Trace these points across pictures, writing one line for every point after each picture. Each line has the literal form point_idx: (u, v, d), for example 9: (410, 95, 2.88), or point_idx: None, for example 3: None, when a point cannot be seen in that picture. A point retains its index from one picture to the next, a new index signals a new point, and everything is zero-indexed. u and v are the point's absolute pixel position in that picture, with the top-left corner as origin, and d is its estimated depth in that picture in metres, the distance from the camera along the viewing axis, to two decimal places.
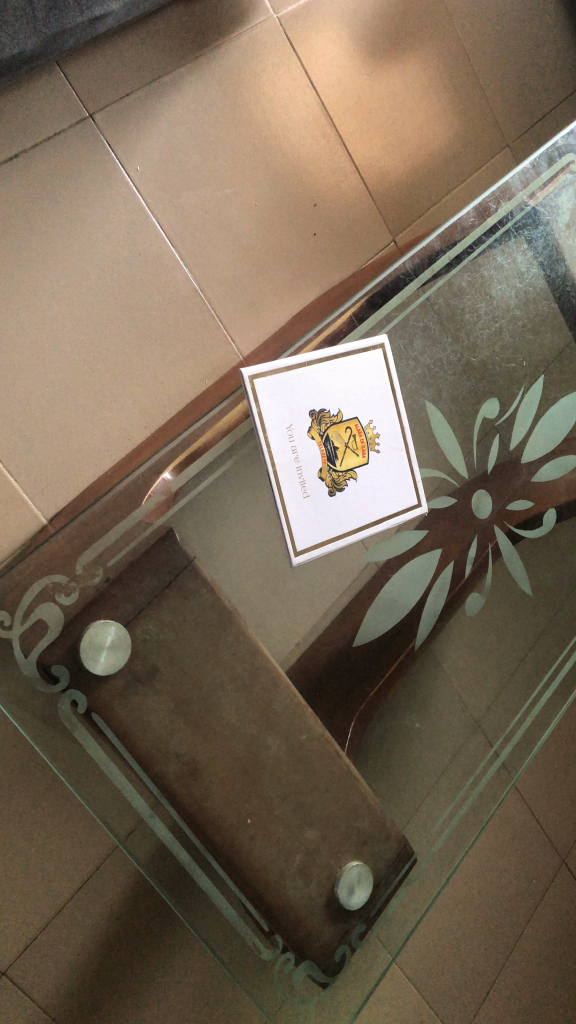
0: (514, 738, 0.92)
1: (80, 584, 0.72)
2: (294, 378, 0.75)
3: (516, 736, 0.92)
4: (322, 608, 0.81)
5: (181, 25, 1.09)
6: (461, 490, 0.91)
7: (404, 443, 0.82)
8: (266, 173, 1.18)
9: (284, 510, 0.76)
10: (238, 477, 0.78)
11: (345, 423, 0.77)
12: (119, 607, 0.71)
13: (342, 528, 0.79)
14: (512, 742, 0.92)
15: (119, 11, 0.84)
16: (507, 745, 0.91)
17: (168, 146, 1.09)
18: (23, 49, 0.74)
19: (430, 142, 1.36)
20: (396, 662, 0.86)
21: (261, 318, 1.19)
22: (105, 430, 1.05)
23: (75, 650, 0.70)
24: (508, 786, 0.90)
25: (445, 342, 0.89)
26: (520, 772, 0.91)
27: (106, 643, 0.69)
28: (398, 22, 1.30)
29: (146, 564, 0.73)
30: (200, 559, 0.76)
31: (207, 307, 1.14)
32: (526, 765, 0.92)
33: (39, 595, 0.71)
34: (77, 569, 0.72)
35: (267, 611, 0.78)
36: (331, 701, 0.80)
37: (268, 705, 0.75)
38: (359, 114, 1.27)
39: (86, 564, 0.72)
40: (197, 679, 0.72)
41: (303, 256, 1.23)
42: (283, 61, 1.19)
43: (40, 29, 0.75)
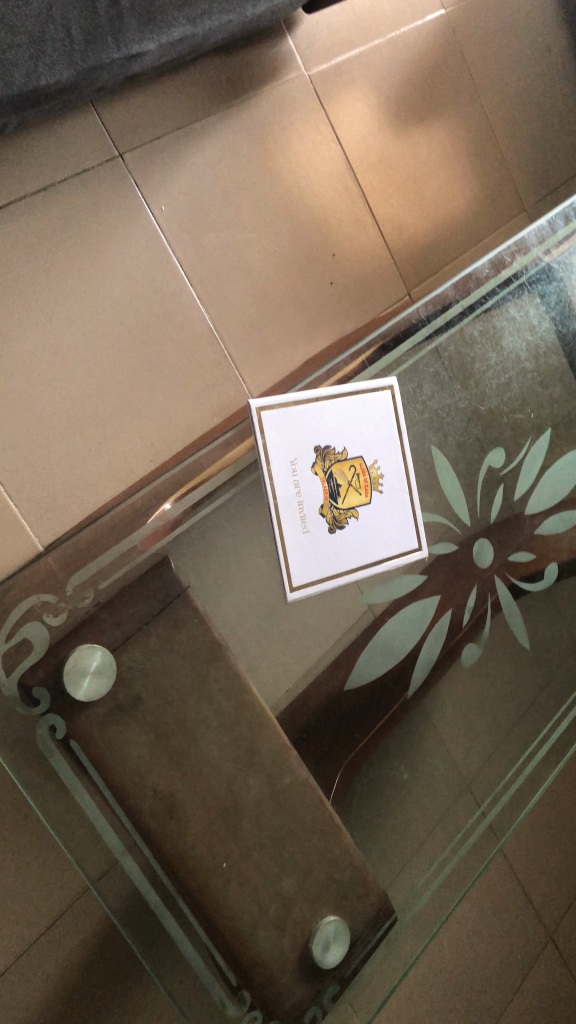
0: (501, 800, 0.89)
1: (69, 607, 0.71)
2: (300, 412, 0.74)
3: (504, 799, 0.89)
4: (315, 647, 0.80)
5: (215, 76, 1.12)
6: (463, 539, 0.90)
7: (407, 486, 0.82)
8: (287, 221, 1.20)
9: (283, 544, 0.74)
10: (238, 509, 0.76)
11: (350, 461, 0.77)
12: (107, 632, 0.70)
13: (340, 568, 0.77)
14: (500, 804, 0.89)
15: (157, 53, 0.84)
16: (494, 807, 0.88)
17: (193, 188, 1.11)
18: (59, 80, 0.74)
19: (451, 202, 1.38)
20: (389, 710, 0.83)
21: (275, 361, 1.19)
22: (110, 462, 1.04)
23: (57, 674, 0.68)
24: (493, 850, 0.86)
25: (454, 390, 0.90)
26: (506, 836, 0.88)
27: (91, 668, 0.68)
28: (424, 87, 1.34)
29: (138, 588, 0.73)
30: (193, 589, 0.75)
31: (222, 348, 1.13)
32: (513, 829, 0.89)
33: (26, 615, 0.69)
34: (67, 591, 0.71)
35: (259, 647, 0.77)
36: (318, 745, 0.78)
37: (252, 745, 0.73)
38: (383, 171, 1.30)
39: (77, 586, 0.71)
40: (182, 711, 0.71)
41: (319, 303, 1.23)
42: (311, 116, 1.22)
43: (77, 62, 0.75)
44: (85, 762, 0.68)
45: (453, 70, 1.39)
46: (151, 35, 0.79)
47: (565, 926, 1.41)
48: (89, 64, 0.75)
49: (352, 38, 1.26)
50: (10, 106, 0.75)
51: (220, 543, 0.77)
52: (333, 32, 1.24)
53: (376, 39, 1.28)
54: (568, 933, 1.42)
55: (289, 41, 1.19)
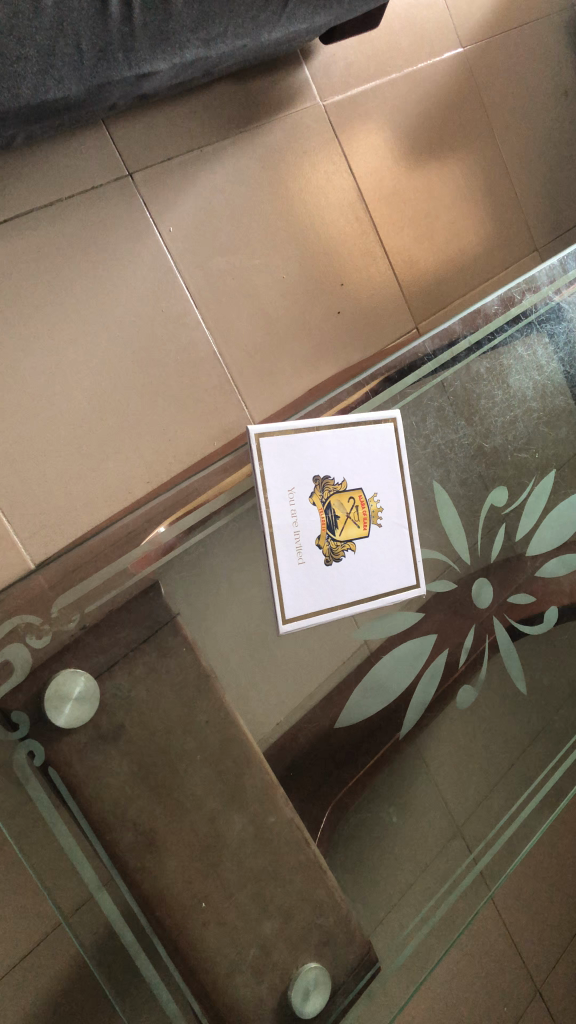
0: (492, 849, 0.86)
1: (54, 628, 0.68)
2: (301, 441, 0.73)
3: (495, 847, 0.86)
4: (309, 685, 0.77)
5: (229, 102, 1.12)
6: (462, 577, 0.88)
7: (407, 520, 0.80)
8: (297, 248, 1.19)
9: (277, 574, 0.72)
10: (233, 538, 0.75)
11: (349, 492, 0.76)
12: (91, 657, 0.67)
13: (335, 601, 0.75)
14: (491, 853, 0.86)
15: (167, 75, 0.84)
16: (485, 855, 0.85)
17: (203, 211, 1.11)
18: (67, 94, 0.74)
19: (462, 237, 1.38)
20: (379, 750, 0.81)
21: (279, 388, 1.17)
22: (106, 482, 1.02)
23: (38, 699, 0.65)
24: (484, 900, 0.83)
25: (458, 425, 0.88)
26: (496, 885, 0.85)
27: (73, 695, 0.65)
28: (439, 122, 1.34)
29: (125, 614, 0.70)
30: (183, 617, 0.72)
31: (225, 372, 1.12)
32: (503, 879, 0.85)
33: (9, 635, 0.66)
34: (52, 613, 0.68)
35: (252, 683, 0.74)
36: (305, 783, 0.76)
37: (238, 781, 0.71)
38: (395, 203, 1.29)
39: (63, 608, 0.69)
40: (166, 743, 0.68)
41: (326, 331, 1.22)
42: (325, 145, 1.22)
43: (87, 78, 0.74)
44: (65, 794, 0.65)
45: (470, 107, 1.39)
46: (162, 55, 0.78)
47: (553, 981, 1.37)
48: (98, 80, 0.75)
49: (369, 71, 1.26)
50: (16, 118, 0.75)
51: (216, 570, 0.74)
52: (350, 63, 1.24)
53: (393, 73, 1.29)
54: (557, 989, 1.37)
55: (306, 70, 1.20)
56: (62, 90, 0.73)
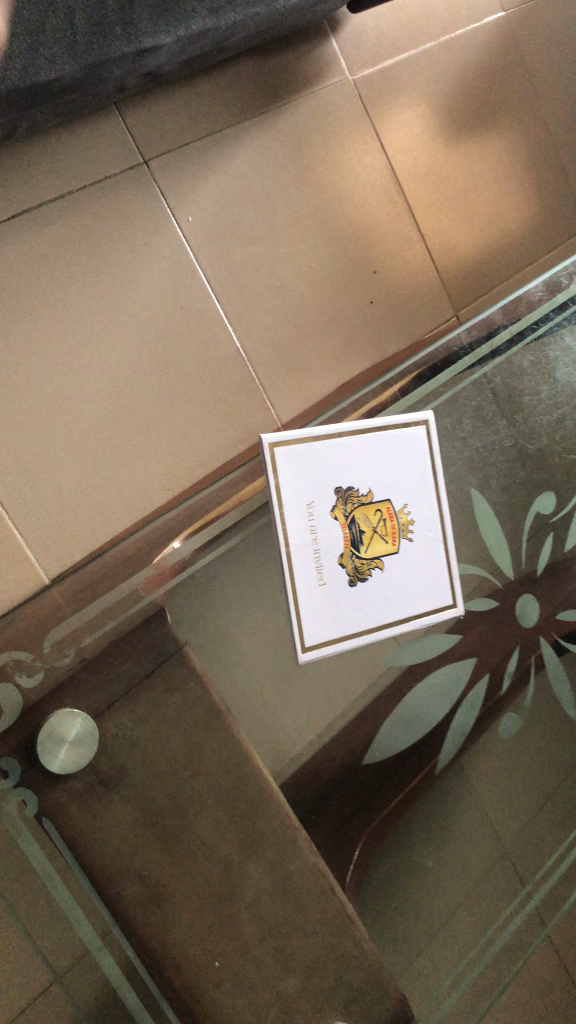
0: (550, 881, 0.79)
1: (47, 665, 0.62)
2: (322, 448, 0.66)
3: (553, 880, 0.79)
4: (332, 717, 0.70)
5: (252, 79, 1.04)
6: (505, 594, 0.80)
7: (441, 533, 0.73)
8: (326, 234, 1.10)
9: (295, 597, 0.65)
10: (247, 559, 0.68)
11: (375, 505, 0.69)
12: (89, 695, 0.61)
13: (361, 626, 0.68)
14: (546, 890, 0.78)
15: (174, 49, 0.75)
16: (542, 888, 0.78)
17: (222, 198, 1.02)
18: (60, 75, 0.66)
19: (507, 217, 1.26)
20: (410, 786, 0.74)
21: (306, 384, 1.09)
22: (124, 490, 0.96)
23: (30, 742, 0.59)
24: (537, 939, 0.77)
25: (500, 426, 0.80)
26: (553, 923, 0.78)
27: (69, 738, 0.59)
28: (481, 93, 1.23)
29: (126, 646, 0.64)
30: (192, 647, 0.66)
31: (249, 370, 1.05)
32: (562, 915, 0.79)
33: None
34: (44, 648, 0.63)
35: (273, 716, 0.67)
36: (329, 826, 0.69)
37: (254, 826, 0.65)
38: (434, 183, 1.19)
39: (56, 643, 0.63)
40: (173, 787, 0.62)
41: (357, 323, 1.13)
42: (354, 123, 1.12)
43: (81, 56, 0.66)
44: (61, 848, 0.59)
45: (516, 74, 1.28)
46: (166, 27, 0.70)
47: None
48: (94, 58, 0.67)
49: (402, 41, 1.16)
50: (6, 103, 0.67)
51: (228, 593, 0.68)
52: (382, 34, 1.14)
53: (429, 43, 1.18)
54: None
55: (334, 42, 1.10)
56: (54, 69, 0.65)
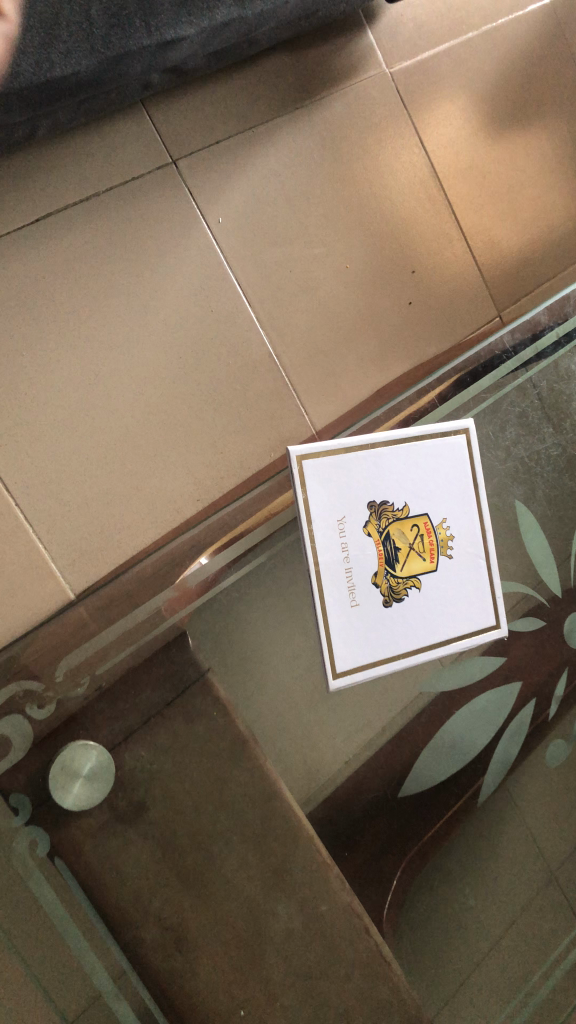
0: None
1: (59, 694, 0.58)
2: (353, 460, 0.62)
3: None
4: (366, 746, 0.65)
5: (284, 75, 0.99)
6: (552, 613, 0.76)
7: (484, 549, 0.68)
8: (361, 235, 1.05)
9: (325, 619, 0.61)
10: (274, 579, 0.63)
11: (412, 519, 0.64)
12: (105, 727, 0.57)
13: (397, 649, 0.64)
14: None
15: (198, 42, 0.71)
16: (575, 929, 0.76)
17: (254, 198, 0.98)
18: (77, 71, 0.62)
19: (553, 212, 1.20)
20: (452, 808, 0.71)
21: (340, 389, 1.04)
22: (152, 502, 0.91)
23: (41, 778, 0.56)
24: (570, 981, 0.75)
25: (546, 433, 0.75)
26: None
27: (83, 772, 0.56)
28: (525, 85, 1.17)
29: (145, 674, 0.60)
30: (215, 671, 0.62)
31: (282, 376, 1.00)
32: None
33: (6, 705, 0.57)
34: (57, 677, 0.59)
35: (302, 746, 0.63)
36: (362, 856, 0.65)
37: (282, 863, 0.61)
38: (475, 180, 1.13)
39: (69, 670, 0.59)
40: (195, 823, 0.58)
41: (395, 325, 1.08)
42: (391, 119, 1.07)
43: (99, 50, 0.63)
44: (74, 889, 0.55)
45: (564, 63, 1.21)
46: (188, 18, 0.66)
47: None
48: (114, 52, 0.63)
49: (442, 31, 1.10)
50: (22, 103, 0.64)
51: (255, 615, 0.63)
52: (420, 24, 1.09)
53: (470, 32, 1.12)
54: None
55: (370, 35, 1.05)
56: (71, 65, 0.62)
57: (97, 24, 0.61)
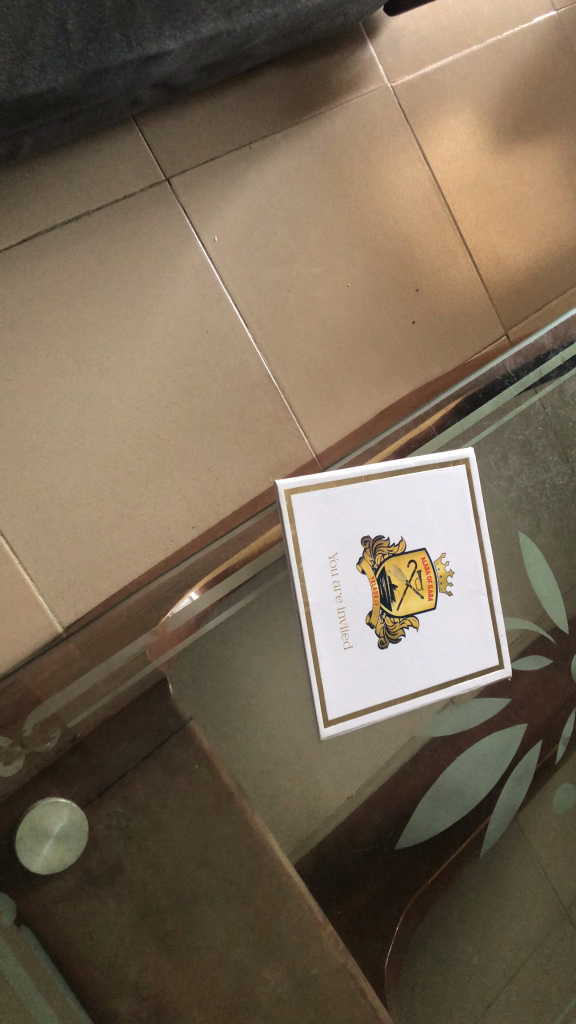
0: None
1: (27, 753, 0.56)
2: (346, 493, 0.59)
3: None
4: (359, 792, 0.63)
5: (282, 90, 0.96)
6: (558, 651, 0.72)
7: (486, 585, 0.65)
8: (363, 253, 1.02)
9: (316, 663, 0.58)
10: (261, 621, 0.61)
11: (408, 555, 0.61)
12: (77, 783, 0.55)
13: (393, 694, 0.61)
14: None
15: (184, 55, 0.68)
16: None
17: (251, 216, 0.95)
18: (55, 88, 0.60)
19: (561, 228, 1.16)
20: (456, 852, 0.68)
21: (342, 411, 1.00)
22: (144, 530, 0.88)
23: (6, 839, 0.53)
24: None
25: (550, 461, 0.71)
26: None
27: (54, 831, 0.53)
28: (532, 98, 1.14)
29: (120, 725, 0.58)
30: (199, 723, 0.58)
31: (280, 398, 0.96)
32: None
33: None
34: (26, 733, 0.58)
35: (292, 796, 0.60)
36: (356, 911, 0.62)
37: (270, 924, 0.57)
38: (480, 195, 1.10)
39: (39, 726, 0.58)
40: (175, 882, 0.55)
41: (399, 344, 1.04)
42: (393, 135, 1.04)
43: (78, 65, 0.60)
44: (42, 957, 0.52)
45: (572, 75, 1.18)
46: (172, 30, 0.63)
47: None
48: (92, 67, 0.60)
49: (446, 44, 1.07)
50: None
51: (243, 660, 0.60)
52: (423, 38, 1.06)
53: (474, 45, 1.09)
54: None
55: (371, 48, 1.02)
56: (46, 81, 0.59)
57: (74, 39, 0.58)
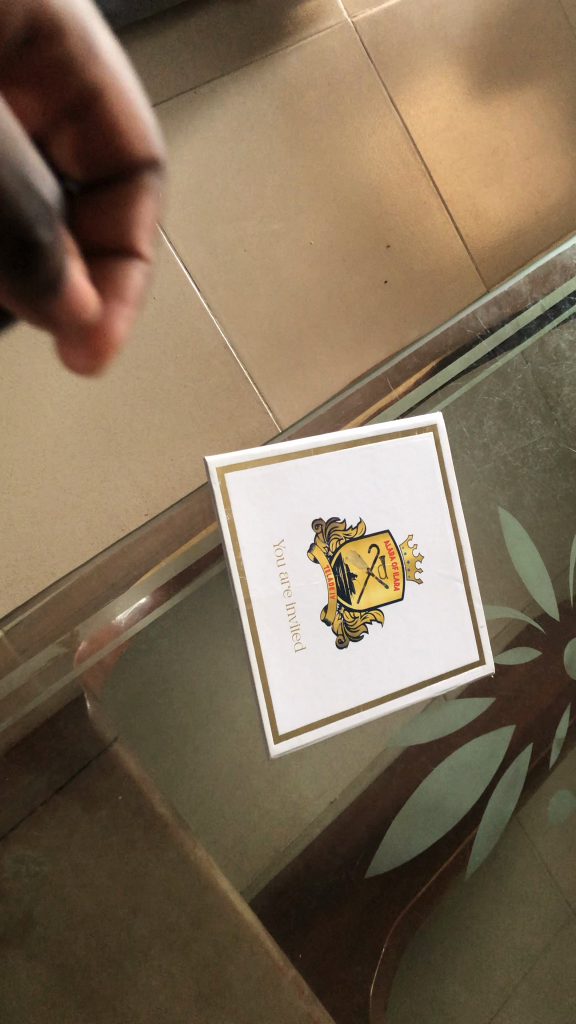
0: None
1: None
2: (291, 470, 0.50)
3: None
4: (316, 810, 0.56)
5: (231, 29, 0.84)
6: (548, 641, 0.64)
7: (461, 570, 0.56)
8: (327, 207, 0.90)
9: (262, 670, 0.50)
10: (191, 626, 0.56)
11: (369, 540, 0.53)
12: None
13: (356, 702, 0.52)
14: None
15: None
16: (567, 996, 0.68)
17: (199, 170, 0.83)
18: None
19: (559, 167, 1.02)
20: (435, 875, 0.60)
21: (309, 382, 0.89)
22: (92, 522, 0.78)
23: None
24: None
25: (532, 425, 0.63)
26: None
27: None
28: (520, 24, 1.00)
29: (27, 755, 0.53)
30: (123, 743, 0.55)
31: (239, 370, 0.85)
32: None
33: None
34: None
35: (231, 817, 0.55)
36: (318, 946, 0.57)
37: (205, 965, 0.53)
38: (456, 144, 0.96)
39: None
40: (103, 928, 0.52)
41: (370, 308, 0.92)
42: (357, 77, 0.91)
43: None
44: None
45: None
46: None
47: None
48: None
49: None
50: None
51: (182, 669, 0.56)
52: None
53: None
54: None
55: None
56: None
57: None
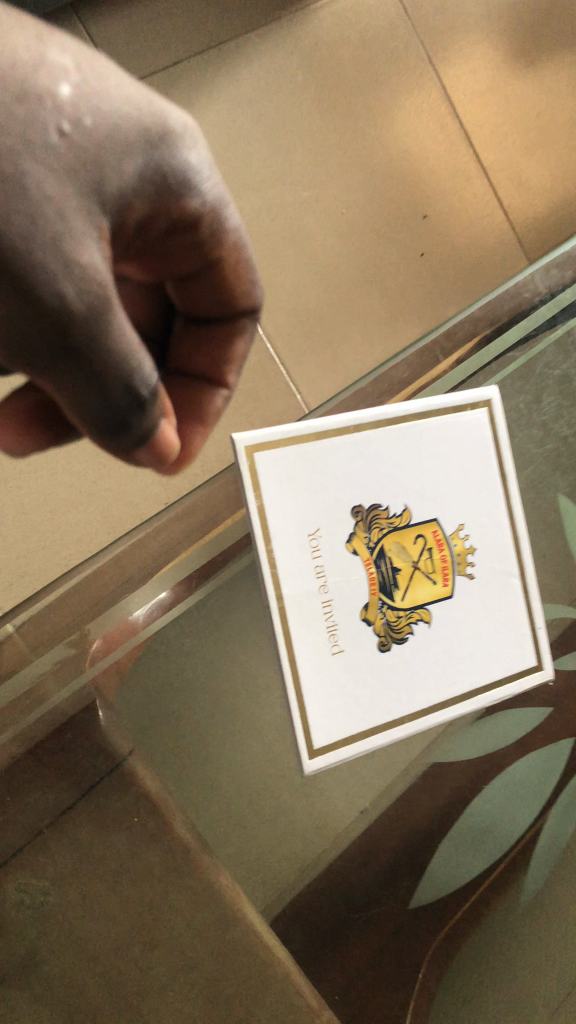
0: None
1: None
2: (328, 448, 0.44)
3: None
4: (345, 822, 0.55)
5: None
6: None
7: (517, 563, 0.50)
8: (360, 173, 0.81)
9: (295, 678, 0.44)
10: (217, 632, 0.53)
11: (414, 530, 0.47)
12: None
13: (400, 712, 0.47)
14: None
15: None
16: None
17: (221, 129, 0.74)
18: None
19: None
20: (484, 891, 0.58)
21: (339, 362, 0.80)
22: (108, 509, 0.67)
23: None
24: None
25: None
26: None
27: None
28: None
29: (31, 776, 0.51)
30: (139, 756, 0.53)
31: (266, 349, 0.78)
32: None
33: None
34: None
35: (258, 831, 0.54)
36: (349, 972, 0.54)
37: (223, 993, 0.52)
38: (495, 108, 0.86)
39: None
40: (114, 962, 0.50)
41: (406, 280, 0.84)
42: (391, 31, 0.81)
43: None
44: None
45: None
46: None
47: None
48: None
49: None
50: None
51: (208, 674, 0.54)
52: None
53: None
54: None
55: None
56: None
57: None
